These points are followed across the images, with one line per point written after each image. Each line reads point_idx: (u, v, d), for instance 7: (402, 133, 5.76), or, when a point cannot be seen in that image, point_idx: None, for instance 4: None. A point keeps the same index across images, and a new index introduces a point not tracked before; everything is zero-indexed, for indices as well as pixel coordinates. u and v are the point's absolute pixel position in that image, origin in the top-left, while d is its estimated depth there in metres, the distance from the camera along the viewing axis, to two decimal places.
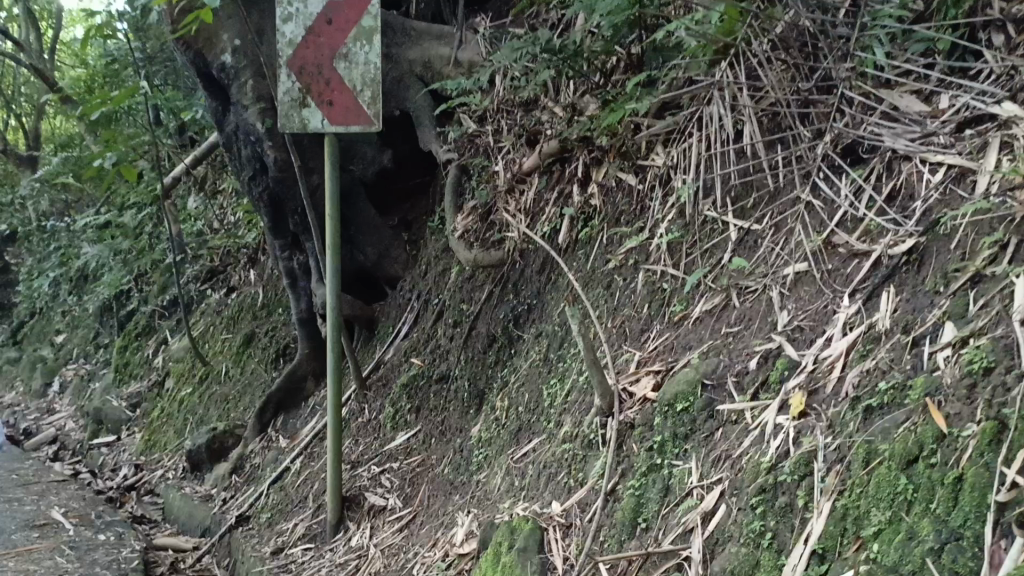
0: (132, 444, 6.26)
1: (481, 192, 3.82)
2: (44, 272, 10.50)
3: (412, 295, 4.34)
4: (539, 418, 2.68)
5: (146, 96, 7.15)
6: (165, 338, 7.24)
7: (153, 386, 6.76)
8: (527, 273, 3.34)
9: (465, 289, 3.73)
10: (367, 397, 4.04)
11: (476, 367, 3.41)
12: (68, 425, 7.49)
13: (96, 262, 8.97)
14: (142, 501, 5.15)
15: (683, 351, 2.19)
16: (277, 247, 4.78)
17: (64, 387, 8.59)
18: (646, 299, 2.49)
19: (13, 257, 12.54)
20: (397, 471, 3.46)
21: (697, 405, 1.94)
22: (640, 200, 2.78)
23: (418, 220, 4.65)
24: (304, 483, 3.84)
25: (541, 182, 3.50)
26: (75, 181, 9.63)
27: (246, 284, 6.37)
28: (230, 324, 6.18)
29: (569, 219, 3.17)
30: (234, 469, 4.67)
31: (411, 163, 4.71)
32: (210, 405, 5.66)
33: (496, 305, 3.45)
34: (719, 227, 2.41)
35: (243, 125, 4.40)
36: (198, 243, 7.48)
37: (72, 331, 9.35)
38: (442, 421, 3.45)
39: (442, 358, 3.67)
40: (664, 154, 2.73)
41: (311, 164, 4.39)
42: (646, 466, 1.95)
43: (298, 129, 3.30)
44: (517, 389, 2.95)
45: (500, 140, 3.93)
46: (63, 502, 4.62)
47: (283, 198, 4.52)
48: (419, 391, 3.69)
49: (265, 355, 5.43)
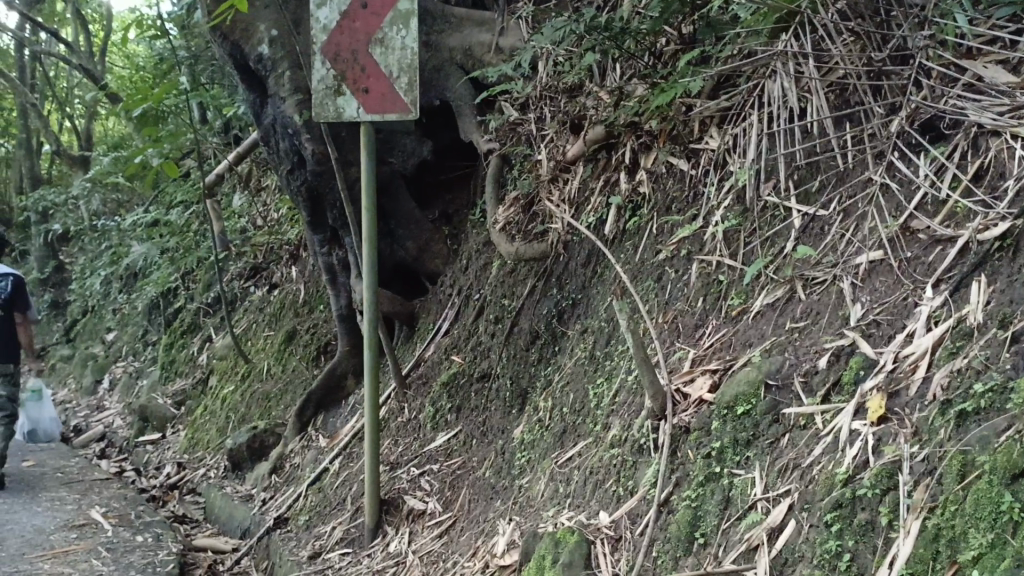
0: (176, 442, 6.24)
1: (523, 182, 3.65)
2: (95, 270, 10.62)
3: (453, 291, 4.19)
4: (585, 420, 2.52)
5: (189, 93, 7.15)
6: (210, 336, 7.22)
7: (197, 383, 6.75)
8: (572, 266, 3.17)
9: (507, 283, 3.58)
10: (406, 396, 3.91)
11: (519, 365, 3.25)
12: (116, 422, 7.52)
13: (143, 260, 9.03)
14: (183, 500, 5.10)
15: (742, 349, 2.00)
16: (317, 242, 4.69)
17: (113, 384, 8.65)
18: (700, 293, 2.30)
19: (68, 256, 12.75)
20: (437, 474, 3.32)
21: (760, 408, 1.75)
22: (693, 185, 2.60)
23: (459, 214, 4.51)
24: (343, 484, 3.72)
25: (586, 171, 3.33)
26: (124, 180, 9.72)
27: (288, 281, 6.29)
28: (272, 321, 6.12)
29: (616, 209, 3.00)
30: (274, 469, 4.58)
31: (452, 154, 4.57)
32: (252, 403, 5.60)
33: (539, 300, 3.29)
34: (781, 213, 2.21)
35: (280, 117, 4.30)
36: (242, 240, 7.45)
37: (121, 329, 9.43)
38: (484, 422, 3.30)
39: (484, 356, 3.52)
40: (719, 135, 2.55)
41: (349, 157, 4.28)
42: (702, 475, 1.77)
43: (333, 118, 3.19)
44: (562, 389, 2.78)
45: (544, 129, 3.77)
46: (103, 501, 4.58)
47: (320, 191, 4.41)
48: (460, 390, 3.55)
49: (306, 352, 5.34)
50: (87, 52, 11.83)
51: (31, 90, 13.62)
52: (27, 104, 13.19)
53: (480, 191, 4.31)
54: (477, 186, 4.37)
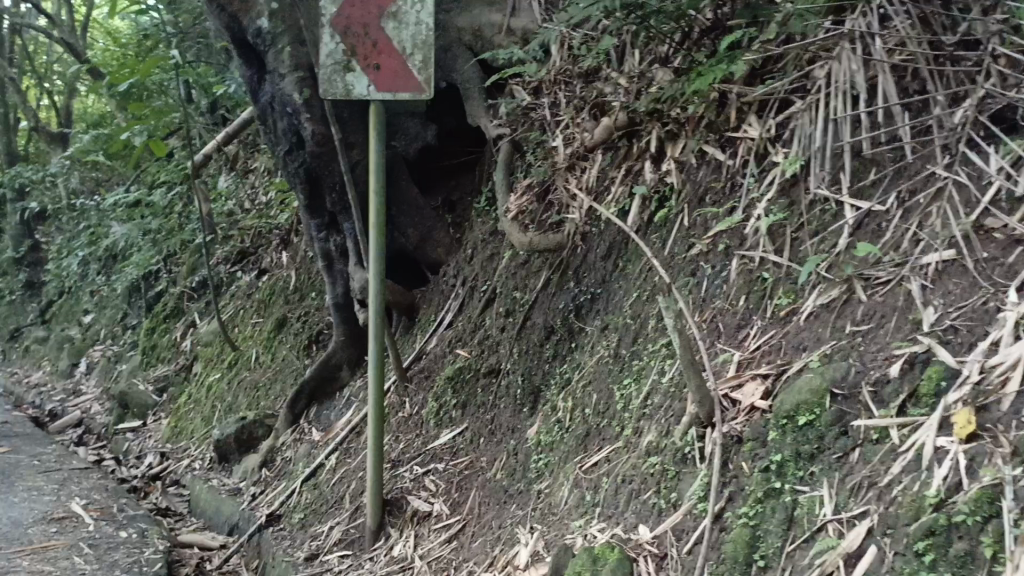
0: (158, 430, 6.03)
1: (537, 168, 3.48)
2: (72, 251, 10.32)
3: (457, 281, 4.03)
4: (612, 423, 2.37)
5: (177, 69, 6.93)
6: (194, 321, 7.00)
7: (181, 370, 6.53)
8: (591, 259, 3.02)
9: (518, 275, 3.42)
10: (408, 390, 3.75)
11: (530, 361, 3.10)
12: (94, 408, 7.28)
13: (124, 242, 8.76)
14: (167, 493, 4.90)
15: (795, 353, 1.85)
16: (313, 227, 4.51)
17: (91, 368, 8.40)
18: (741, 291, 2.16)
19: (43, 236, 12.41)
20: (442, 473, 3.16)
21: (825, 419, 1.61)
22: (730, 177, 2.45)
23: (462, 201, 4.34)
24: (340, 482, 3.56)
25: (606, 159, 3.18)
26: (105, 159, 9.44)
27: (277, 267, 6.09)
28: (261, 308, 5.92)
29: (640, 199, 2.85)
30: (264, 462, 4.40)
31: (456, 140, 4.40)
32: (239, 393, 5.40)
33: (554, 294, 3.13)
34: (833, 207, 2.07)
35: (280, 95, 4.13)
36: (229, 223, 7.23)
37: (100, 312, 9.16)
38: (493, 420, 3.15)
39: (493, 350, 3.37)
40: (759, 124, 2.41)
41: (351, 139, 4.11)
42: (761, 491, 1.62)
43: (341, 96, 3.01)
44: (582, 388, 2.63)
45: (558, 115, 3.60)
46: (83, 493, 4.37)
47: (319, 174, 4.23)
48: (466, 386, 3.40)
49: (297, 341, 5.15)
50: (68, 26, 11.47)
51: (9, 64, 13.22)
52: (4, 78, 12.81)
53: (487, 178, 4.14)
54: (483, 173, 4.20)
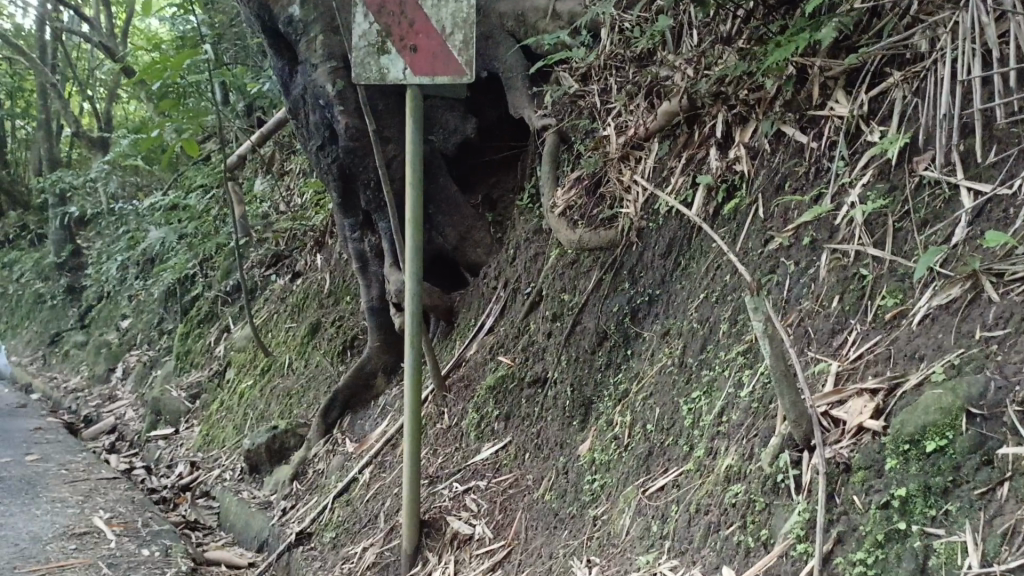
0: (189, 439, 5.85)
1: (587, 159, 3.20)
2: (112, 256, 10.25)
3: (498, 283, 3.76)
4: (680, 442, 2.09)
5: (211, 67, 6.78)
6: (227, 326, 6.83)
7: (214, 376, 6.35)
8: (648, 258, 2.74)
9: (566, 276, 3.14)
10: (446, 400, 3.49)
11: (580, 369, 2.82)
12: (128, 414, 7.15)
13: (160, 245, 8.65)
14: (196, 505, 4.70)
15: (909, 363, 1.55)
16: (348, 227, 4.29)
17: (126, 374, 8.29)
18: (834, 289, 1.86)
19: (84, 241, 12.43)
20: (484, 492, 2.90)
21: (960, 446, 1.31)
22: (814, 160, 2.15)
23: (504, 199, 4.08)
24: (374, 499, 3.32)
25: (664, 148, 2.90)
26: (143, 163, 9.37)
27: (312, 269, 5.89)
28: (295, 312, 5.71)
29: (704, 189, 2.56)
30: (295, 475, 4.17)
31: (496, 134, 4.15)
32: (272, 401, 5.19)
33: (607, 296, 2.85)
34: (946, 191, 1.77)
35: (312, 87, 3.92)
36: (264, 226, 7.05)
37: (137, 316, 9.07)
38: (539, 433, 2.88)
39: (538, 358, 3.09)
40: (849, 100, 2.12)
41: (387, 133, 3.88)
42: (880, 534, 1.33)
43: (376, 81, 2.77)
44: (642, 401, 2.34)
45: (609, 102, 3.31)
46: (108, 505, 4.18)
47: (353, 170, 4.01)
48: (509, 396, 3.13)
49: (331, 347, 4.93)
50: (108, 31, 11.46)
51: (52, 71, 13.31)
52: (47, 85, 12.86)
53: (530, 173, 3.88)
54: (526, 168, 3.94)
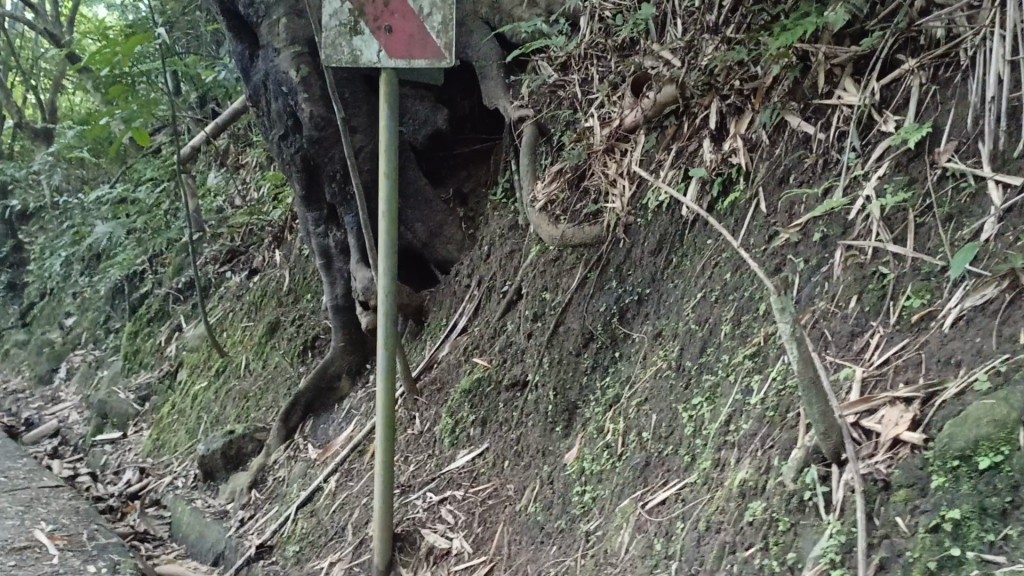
0: (139, 443, 5.57)
1: (568, 152, 3.04)
2: (55, 252, 9.82)
3: (471, 281, 3.60)
4: (680, 452, 1.95)
5: (162, 55, 6.51)
6: (179, 325, 6.55)
7: (165, 377, 6.06)
8: (638, 255, 2.60)
9: (546, 273, 2.98)
10: (418, 404, 3.31)
11: (563, 373, 2.68)
12: (72, 417, 6.82)
13: (108, 241, 8.29)
14: (146, 514, 4.44)
15: (945, 369, 1.43)
16: (311, 221, 4.08)
17: (70, 374, 7.92)
18: (851, 288, 1.74)
19: (27, 237, 11.95)
20: (461, 503, 2.74)
21: (1018, 462, 1.18)
22: (822, 152, 2.04)
23: (476, 193, 3.91)
24: (341, 510, 3.14)
25: (650, 141, 2.76)
26: (91, 155, 9.00)
27: (269, 266, 5.66)
28: (252, 311, 5.47)
29: (698, 183, 2.43)
30: (254, 482, 3.96)
31: (467, 126, 3.99)
32: (227, 403, 4.95)
33: (593, 295, 2.71)
34: (971, 184, 1.65)
35: (275, 73, 3.73)
36: (218, 221, 6.78)
37: (82, 314, 8.69)
38: (519, 439, 2.73)
39: (517, 360, 2.94)
40: (859, 87, 2.01)
41: (354, 123, 3.70)
42: (931, 561, 1.21)
43: (347, 63, 2.60)
44: (636, 407, 2.20)
45: (591, 92, 3.16)
46: (50, 517, 3.91)
47: (317, 161, 3.82)
48: (486, 400, 2.97)
49: (291, 347, 4.71)
50: (53, 19, 11.03)
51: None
52: None
53: (504, 167, 3.73)
54: (500, 162, 3.78)
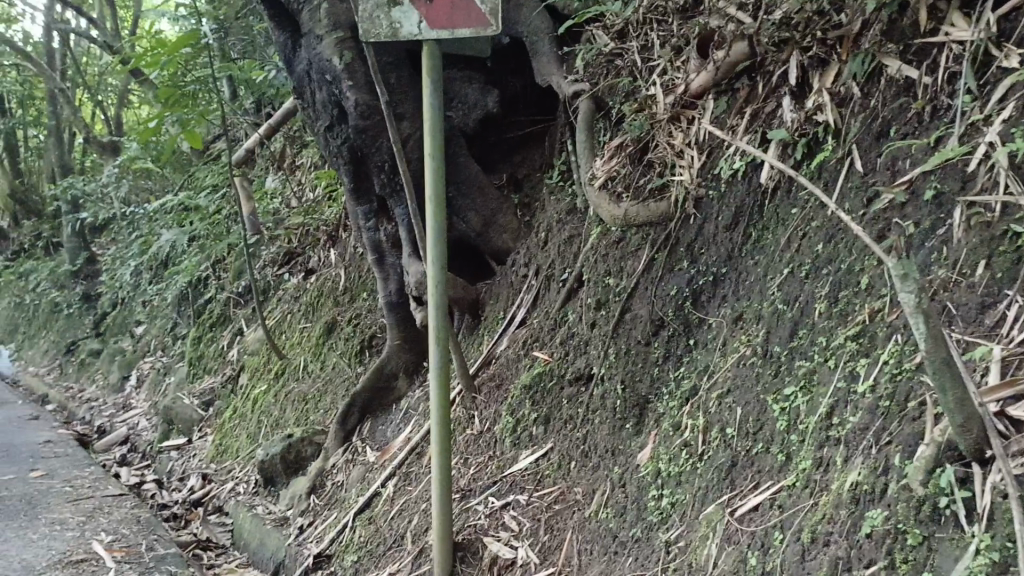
0: (203, 449, 5.52)
1: (630, 123, 2.77)
2: (125, 262, 9.95)
3: (529, 271, 3.38)
4: (772, 449, 1.70)
5: (213, 59, 6.45)
6: (241, 329, 6.49)
7: (227, 381, 6.00)
8: (711, 232, 2.35)
9: (608, 257, 2.73)
10: (476, 402, 3.11)
11: (631, 364, 2.45)
12: (141, 423, 6.84)
13: (172, 247, 8.33)
14: (207, 522, 4.36)
15: None
16: (361, 215, 3.91)
17: (140, 382, 7.98)
18: (977, 253, 1.50)
19: (101, 249, 12.22)
20: (525, 508, 2.53)
21: None
22: (930, 98, 1.80)
23: (530, 178, 3.68)
24: (399, 516, 2.96)
25: (720, 105, 2.50)
26: (154, 165, 9.07)
27: (326, 266, 5.53)
28: (309, 312, 5.35)
29: (777, 147, 2.17)
30: (313, 488, 3.82)
31: (519, 107, 3.77)
32: (287, 406, 4.83)
33: (661, 279, 2.45)
34: None
35: (317, 61, 3.57)
36: (275, 223, 6.70)
37: (151, 322, 8.77)
38: (586, 439, 2.51)
39: (580, 352, 2.71)
40: (972, 20, 1.77)
41: (401, 109, 3.52)
42: None
43: (387, 38, 2.37)
44: (716, 399, 1.95)
45: (652, 59, 2.89)
46: (110, 527, 3.83)
47: (364, 152, 3.64)
48: (548, 396, 2.75)
49: (348, 347, 4.57)
50: (113, 32, 11.18)
51: (60, 78, 12.99)
52: (55, 92, 12.61)
53: (560, 148, 3.50)
54: (555, 143, 3.55)
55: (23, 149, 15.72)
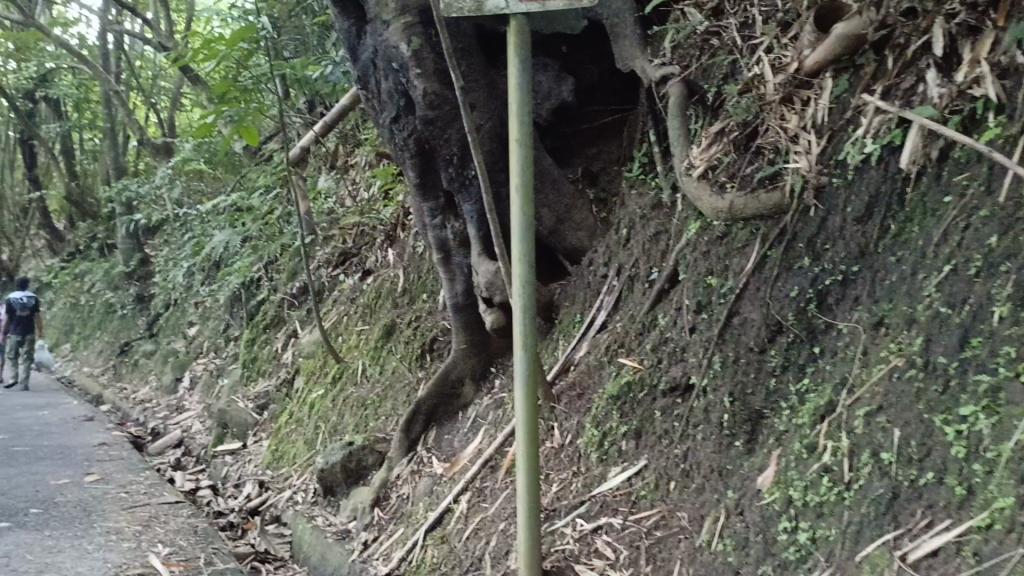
0: (258, 454, 5.36)
1: (733, 106, 2.50)
2: (178, 262, 9.90)
3: (610, 270, 3.10)
4: (948, 482, 1.55)
5: (267, 55, 6.30)
6: (295, 331, 6.33)
7: (282, 385, 5.84)
8: (838, 225, 2.08)
9: (710, 255, 2.45)
10: (555, 413, 2.86)
11: (742, 374, 2.18)
12: (195, 426, 6.73)
13: (225, 248, 8.24)
14: (265, 532, 4.19)
15: None
16: (426, 212, 3.70)
17: (194, 383, 7.90)
18: None
19: (154, 251, 12.25)
20: (620, 533, 2.28)
21: None
22: None
23: (607, 171, 3.41)
24: (477, 536, 2.74)
25: (840, 84, 2.22)
26: (207, 166, 8.99)
27: (383, 266, 5.34)
28: (367, 314, 5.16)
29: (921, 127, 1.92)
30: (377, 501, 3.61)
31: (597, 96, 3.50)
32: (345, 412, 4.63)
33: (776, 279, 2.18)
34: None
35: (383, 47, 3.37)
36: (330, 222, 6.54)
37: (204, 323, 8.69)
38: (687, 457, 2.24)
39: (676, 359, 2.44)
40: None
41: (472, 98, 3.29)
42: None
43: (470, 12, 2.16)
44: (862, 418, 1.77)
45: (753, 36, 2.62)
46: (166, 539, 3.66)
47: (432, 144, 3.43)
48: (639, 408, 2.49)
49: (408, 350, 4.36)
50: (166, 33, 11.15)
51: (116, 80, 13.05)
52: (109, 94, 12.65)
53: (641, 139, 3.24)
54: (635, 134, 3.29)
55: (79, 152, 15.87)
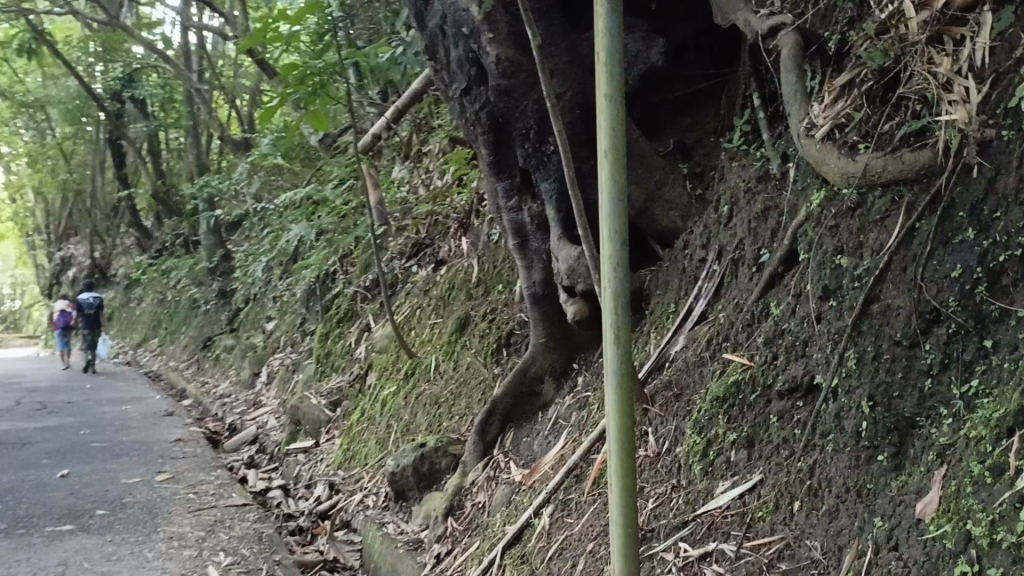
0: (330, 453, 5.15)
1: (865, 53, 2.07)
2: (257, 258, 9.86)
3: (709, 253, 2.71)
4: None
5: (338, 39, 6.07)
6: (368, 325, 6.10)
7: (355, 381, 5.61)
8: (1013, 187, 1.66)
9: (838, 230, 2.05)
10: (650, 416, 2.50)
11: (886, 374, 1.79)
12: (270, 423, 6.60)
13: (300, 242, 8.10)
14: (335, 539, 3.96)
15: None
16: (501, 193, 3.37)
17: (271, 378, 7.79)
18: None
19: (235, 247, 12.32)
20: (734, 563, 1.91)
21: None
22: None
23: (703, 142, 3.02)
24: (563, 557, 2.41)
25: (1005, 17, 1.77)
26: (283, 160, 8.87)
27: (457, 256, 5.05)
28: (440, 307, 4.87)
29: None
30: (451, 509, 3.31)
31: (689, 59, 3.12)
32: (418, 411, 4.36)
33: (930, 257, 1.78)
34: None
35: (452, 11, 3.04)
36: (403, 212, 6.29)
37: (281, 317, 8.60)
38: (814, 474, 1.86)
39: (797, 354, 2.06)
40: None
41: (552, 64, 2.95)
42: None
43: None
44: None
45: None
46: (229, 547, 3.45)
47: (507, 116, 3.10)
48: (751, 413, 2.11)
49: (484, 344, 4.05)
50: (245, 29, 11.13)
51: (198, 79, 13.16)
52: (192, 93, 12.76)
53: (742, 103, 2.82)
54: (736, 98, 2.89)
55: (164, 152, 16.17)
